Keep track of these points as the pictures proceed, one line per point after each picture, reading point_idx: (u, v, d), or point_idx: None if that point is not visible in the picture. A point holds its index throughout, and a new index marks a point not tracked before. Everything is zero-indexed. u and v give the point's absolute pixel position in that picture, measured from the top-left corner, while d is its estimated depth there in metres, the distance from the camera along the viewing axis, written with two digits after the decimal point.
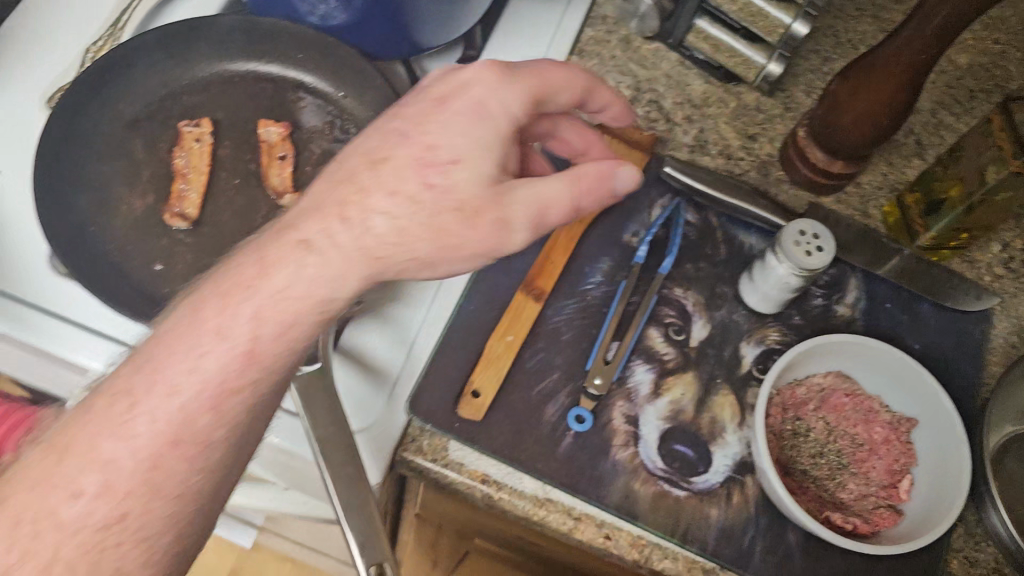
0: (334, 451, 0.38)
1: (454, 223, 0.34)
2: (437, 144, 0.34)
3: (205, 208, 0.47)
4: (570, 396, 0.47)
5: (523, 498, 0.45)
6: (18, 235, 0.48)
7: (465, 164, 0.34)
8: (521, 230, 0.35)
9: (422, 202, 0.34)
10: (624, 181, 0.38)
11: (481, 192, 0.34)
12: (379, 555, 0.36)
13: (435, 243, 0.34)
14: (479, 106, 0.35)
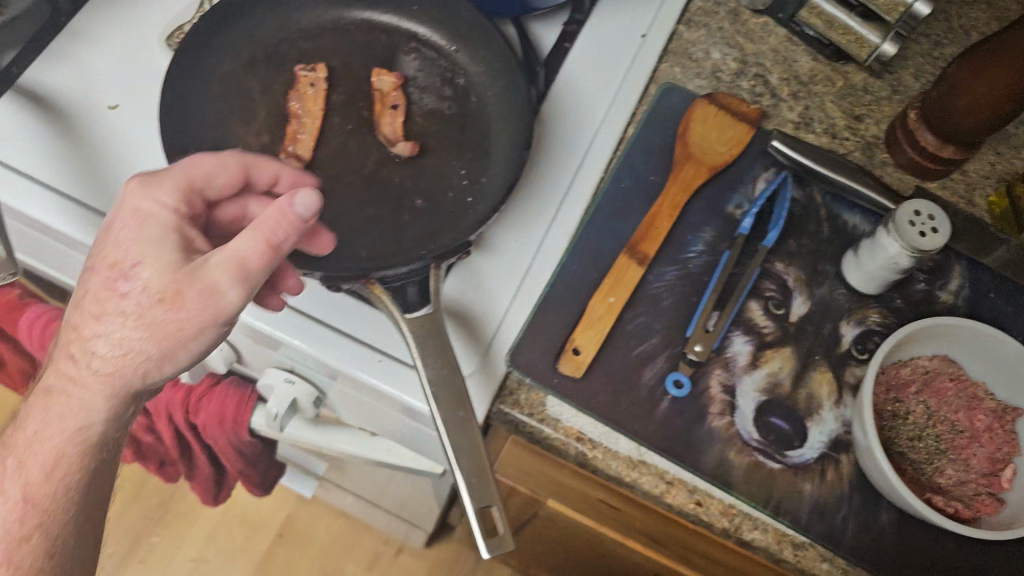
0: (444, 394, 0.39)
1: (158, 312, 0.36)
2: (120, 258, 0.37)
3: (318, 151, 0.48)
4: (668, 361, 0.47)
5: (617, 458, 0.45)
6: (137, 165, 0.49)
7: (151, 265, 0.37)
8: (229, 286, 0.36)
9: (161, 308, 0.36)
10: (300, 202, 0.36)
11: (176, 275, 0.36)
12: (488, 499, 0.37)
13: (166, 339, 0.37)
14: (137, 213, 0.37)
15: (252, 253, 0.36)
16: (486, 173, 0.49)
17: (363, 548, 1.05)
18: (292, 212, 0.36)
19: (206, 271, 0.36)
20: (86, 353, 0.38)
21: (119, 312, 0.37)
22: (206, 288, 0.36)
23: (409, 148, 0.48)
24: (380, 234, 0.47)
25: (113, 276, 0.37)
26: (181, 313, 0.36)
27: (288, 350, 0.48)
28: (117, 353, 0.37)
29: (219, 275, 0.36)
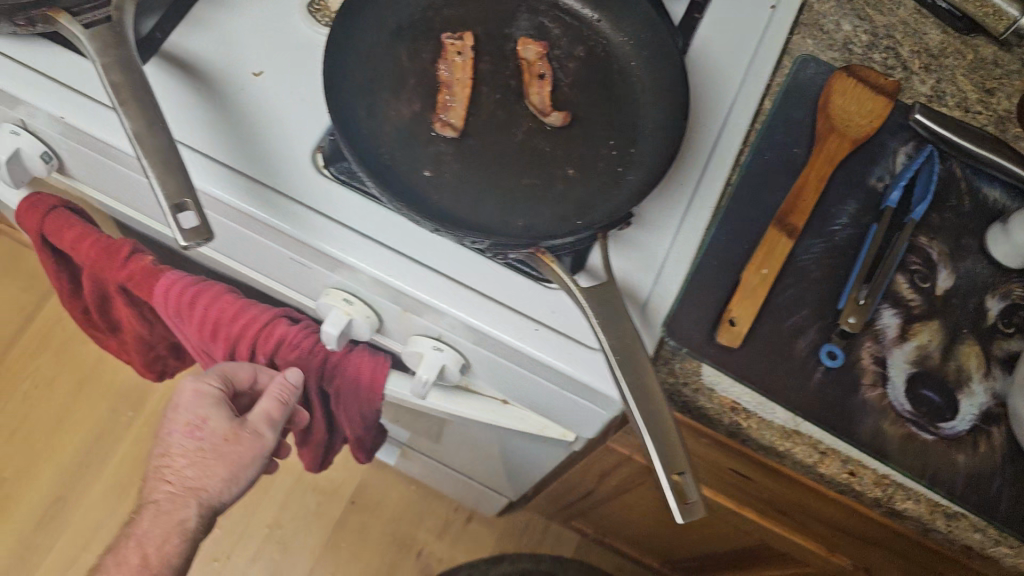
0: (627, 366, 0.40)
1: (227, 447, 0.56)
2: (187, 424, 0.56)
3: (470, 120, 0.48)
4: (819, 333, 0.47)
5: (771, 428, 0.46)
6: (287, 133, 0.49)
7: (206, 428, 0.55)
8: (268, 431, 0.57)
9: (229, 445, 0.56)
10: (292, 376, 0.55)
11: (228, 429, 0.56)
12: (679, 466, 0.38)
13: (229, 468, 0.56)
14: (184, 400, 0.55)
15: (270, 408, 0.55)
16: (636, 144, 0.49)
17: (432, 517, 1.07)
18: (288, 382, 0.55)
19: (245, 427, 0.56)
20: (183, 474, 0.56)
21: (200, 446, 0.56)
22: (255, 437, 0.57)
23: (562, 118, 0.48)
24: (535, 203, 0.47)
25: (175, 425, 0.56)
26: (239, 454, 0.56)
27: (440, 317, 0.49)
28: (204, 475, 0.56)
29: (256, 426, 0.56)
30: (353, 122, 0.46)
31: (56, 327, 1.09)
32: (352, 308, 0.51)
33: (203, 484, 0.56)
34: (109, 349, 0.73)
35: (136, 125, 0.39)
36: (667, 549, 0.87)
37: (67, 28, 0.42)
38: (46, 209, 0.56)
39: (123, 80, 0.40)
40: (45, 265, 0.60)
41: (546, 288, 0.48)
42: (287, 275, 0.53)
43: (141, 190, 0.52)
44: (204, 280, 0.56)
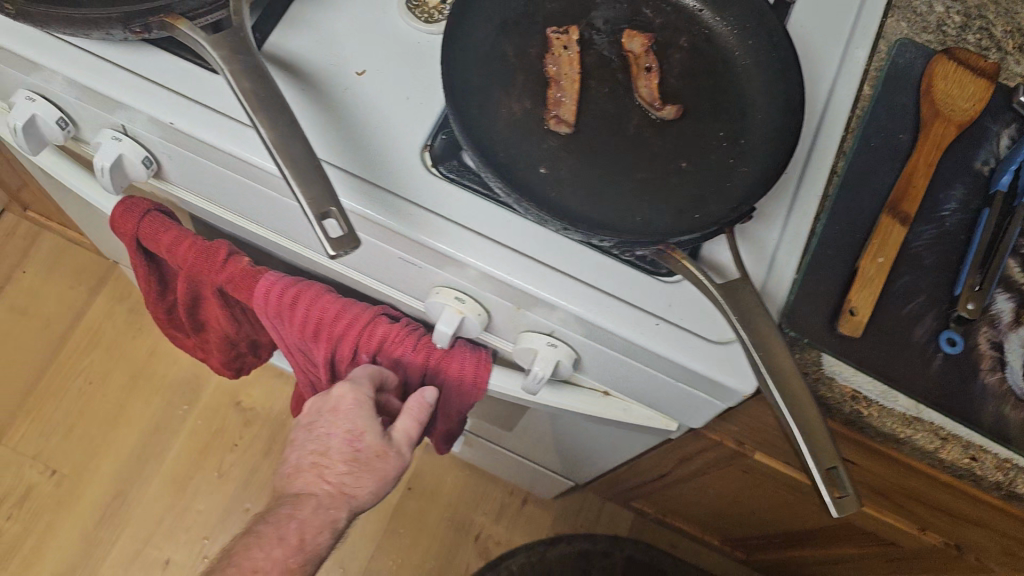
0: (770, 363, 0.41)
1: (378, 462, 0.55)
2: (349, 431, 0.53)
3: (582, 115, 0.48)
4: (937, 320, 0.48)
5: (892, 415, 0.46)
6: (395, 132, 0.49)
7: (366, 437, 0.54)
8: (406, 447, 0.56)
9: (378, 458, 0.55)
10: (429, 394, 0.55)
11: (381, 443, 0.55)
12: (830, 461, 0.39)
13: (376, 478, 0.55)
14: (344, 407, 0.53)
15: (412, 425, 0.55)
16: (746, 133, 0.48)
17: (489, 501, 1.11)
18: (425, 400, 0.55)
19: (391, 441, 0.55)
20: (341, 478, 0.54)
21: (355, 455, 0.54)
22: (399, 449, 0.56)
23: (674, 112, 0.48)
24: (651, 197, 0.46)
25: (329, 430, 0.53)
26: (385, 464, 0.55)
27: (553, 312, 0.49)
28: (358, 483, 0.55)
29: (403, 440, 0.55)
30: (470, 120, 0.45)
31: (101, 330, 1.17)
32: (467, 306, 0.51)
33: (353, 489, 0.55)
34: (185, 346, 0.74)
35: (273, 133, 0.39)
36: (732, 529, 0.89)
37: (187, 34, 0.42)
38: (141, 213, 0.56)
39: (252, 88, 0.40)
40: (135, 268, 0.60)
41: (662, 281, 0.48)
42: (390, 274, 0.53)
43: (243, 193, 0.51)
44: (303, 280, 0.56)
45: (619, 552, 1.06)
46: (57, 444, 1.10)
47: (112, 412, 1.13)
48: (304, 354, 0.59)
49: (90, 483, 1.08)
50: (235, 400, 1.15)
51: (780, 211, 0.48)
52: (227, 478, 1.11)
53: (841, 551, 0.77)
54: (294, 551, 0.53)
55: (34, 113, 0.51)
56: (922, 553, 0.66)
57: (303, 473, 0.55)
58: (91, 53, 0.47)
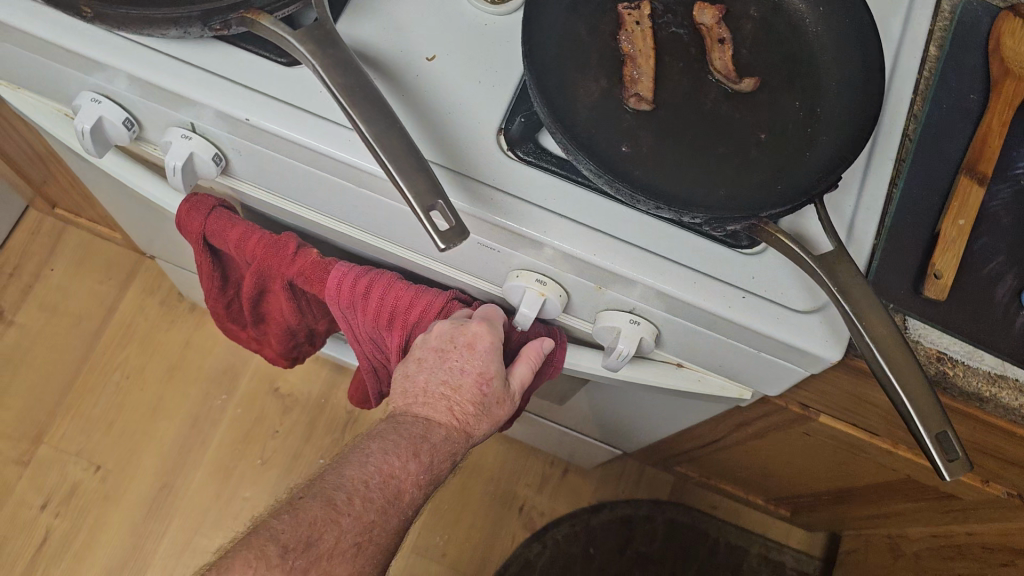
0: (876, 317, 0.41)
1: (498, 407, 0.54)
2: (479, 373, 0.52)
3: (660, 91, 0.48)
4: (1017, 279, 0.48)
5: (977, 374, 0.46)
6: (469, 118, 0.49)
7: (494, 379, 0.52)
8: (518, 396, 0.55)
9: (499, 402, 0.54)
10: (547, 344, 0.54)
11: (505, 389, 0.53)
12: (938, 427, 0.39)
13: (491, 420, 0.54)
14: (481, 348, 0.51)
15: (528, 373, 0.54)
16: (820, 103, 0.49)
17: (530, 472, 1.17)
18: (542, 350, 0.54)
19: (511, 388, 0.54)
20: (466, 413, 0.53)
21: (481, 397, 0.53)
22: (513, 398, 0.54)
23: (751, 84, 0.48)
24: (734, 172, 0.46)
25: (462, 366, 0.51)
26: (501, 411, 0.54)
27: (632, 287, 0.48)
28: (482, 419, 0.53)
29: (519, 387, 0.54)
30: (553, 102, 0.46)
31: (133, 326, 1.18)
32: (546, 288, 0.51)
33: (471, 427, 0.54)
34: (240, 338, 0.74)
35: (373, 128, 0.39)
36: (778, 488, 0.92)
37: (269, 30, 0.42)
38: (207, 210, 0.56)
39: (347, 83, 0.40)
40: (198, 265, 0.60)
41: (741, 254, 0.48)
42: (464, 258, 0.53)
43: (315, 186, 0.51)
44: (373, 269, 0.55)
45: (660, 516, 1.17)
46: (100, 439, 1.12)
47: (153, 405, 1.14)
48: (373, 341, 0.59)
49: (135, 475, 1.10)
50: (272, 386, 1.17)
51: (857, 178, 0.48)
52: (271, 463, 1.13)
53: (893, 502, 0.80)
54: (423, 469, 0.51)
55: (102, 115, 0.50)
56: (983, 505, 0.68)
57: (428, 401, 0.52)
58: (164, 55, 0.46)
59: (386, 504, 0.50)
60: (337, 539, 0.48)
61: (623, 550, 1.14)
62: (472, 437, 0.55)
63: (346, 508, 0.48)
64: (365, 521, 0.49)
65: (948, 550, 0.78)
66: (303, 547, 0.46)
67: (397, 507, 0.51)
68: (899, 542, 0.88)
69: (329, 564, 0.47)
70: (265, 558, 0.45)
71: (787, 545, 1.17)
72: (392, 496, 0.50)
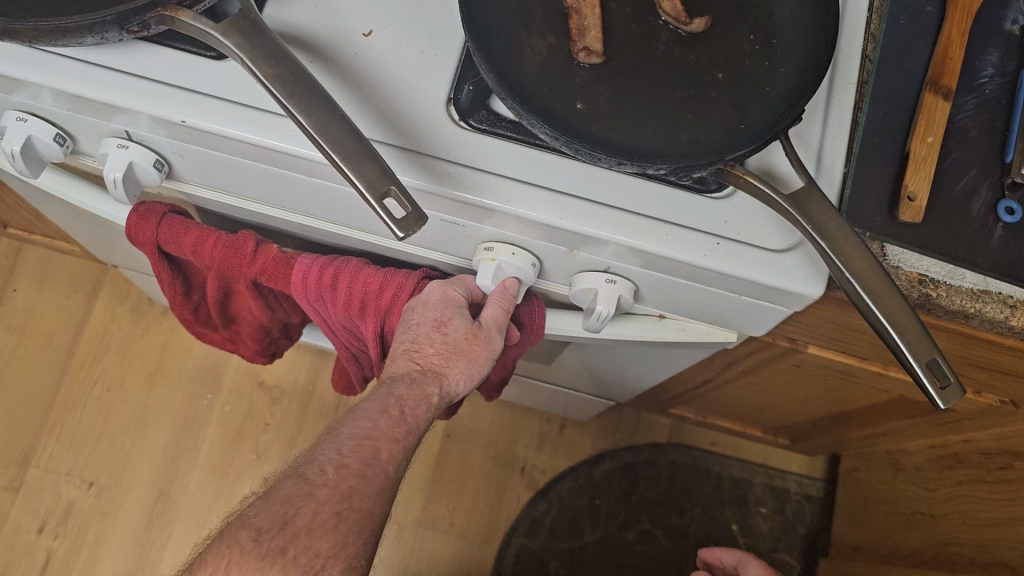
0: (852, 242, 0.40)
1: (471, 346, 0.52)
2: (434, 320, 0.50)
3: (609, 43, 0.46)
4: (991, 191, 0.47)
5: (960, 293, 0.46)
6: (414, 91, 0.47)
7: (455, 322, 0.51)
8: (501, 335, 0.53)
9: (470, 341, 0.51)
10: (512, 283, 0.52)
11: (475, 330, 0.51)
12: (928, 354, 0.38)
13: (469, 360, 0.52)
14: (430, 301, 0.51)
15: (501, 313, 0.52)
16: (776, 34, 0.47)
17: (528, 433, 1.17)
18: (511, 290, 0.52)
19: (483, 326, 0.52)
20: (431, 359, 0.52)
21: (444, 342, 0.51)
22: (491, 340, 0.52)
23: (704, 24, 0.46)
24: (693, 117, 0.45)
25: (415, 321, 0.51)
26: (477, 353, 0.52)
27: (604, 247, 0.47)
28: (453, 361, 0.52)
29: (493, 327, 0.52)
30: (499, 66, 0.44)
31: (108, 337, 1.16)
32: (495, 253, 0.50)
33: (445, 371, 0.52)
34: (213, 340, 0.72)
35: (310, 118, 0.37)
36: (776, 419, 0.93)
37: (191, 26, 0.40)
38: (158, 217, 0.53)
39: (279, 72, 0.38)
40: (157, 274, 0.58)
41: (711, 198, 0.47)
42: (428, 236, 0.52)
43: (266, 181, 0.49)
44: (338, 258, 0.54)
45: (661, 459, 1.17)
46: (90, 454, 1.10)
47: (140, 413, 1.13)
48: (349, 330, 0.58)
49: (131, 487, 1.09)
50: (257, 380, 1.16)
51: (819, 107, 0.47)
52: (267, 457, 1.12)
53: (888, 420, 0.80)
54: (396, 423, 0.50)
55: (30, 133, 0.48)
56: (976, 413, 0.68)
57: (391, 362, 0.53)
58: (87, 63, 0.44)
59: (364, 467, 0.48)
60: (315, 511, 0.46)
61: (628, 496, 1.15)
62: (450, 385, 0.53)
63: (320, 479, 0.47)
64: (343, 490, 0.47)
65: (947, 460, 0.78)
66: (278, 527, 0.45)
67: (377, 467, 0.49)
68: (899, 456, 0.88)
69: (310, 540, 0.45)
70: (238, 547, 0.44)
71: (789, 471, 1.18)
72: (369, 458, 0.49)
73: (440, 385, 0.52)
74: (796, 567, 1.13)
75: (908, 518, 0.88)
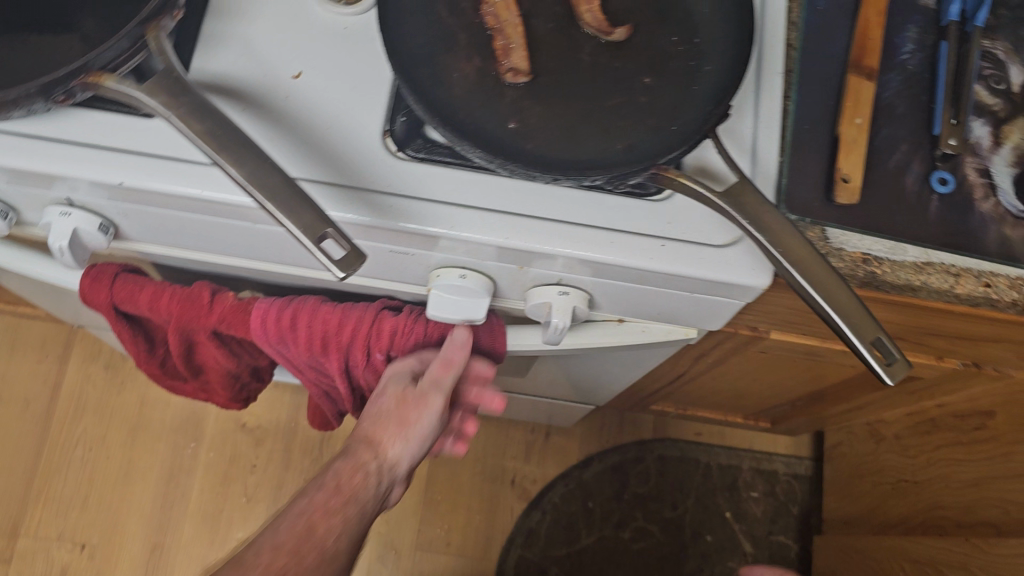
0: (786, 233, 0.40)
1: (401, 406, 0.53)
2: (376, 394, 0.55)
3: (534, 60, 0.47)
4: (923, 164, 0.48)
5: (905, 267, 0.46)
6: (350, 128, 0.47)
7: (391, 387, 0.54)
8: (439, 391, 0.54)
9: (402, 401, 0.53)
10: (457, 335, 0.54)
11: (408, 392, 0.53)
12: (872, 334, 0.39)
13: (401, 421, 0.54)
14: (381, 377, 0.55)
15: (439, 370, 0.53)
16: (698, 33, 0.48)
17: (516, 445, 1.17)
18: (458, 342, 0.54)
19: (418, 390, 0.53)
20: (366, 429, 0.55)
21: (380, 408, 0.54)
22: (425, 401, 0.53)
23: (625, 31, 0.47)
24: (624, 124, 0.46)
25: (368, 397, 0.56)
26: (412, 417, 0.54)
27: (553, 261, 0.47)
28: (386, 424, 0.54)
29: (425, 388, 0.53)
30: (427, 96, 0.44)
31: (84, 398, 1.15)
32: (438, 278, 0.50)
33: (381, 438, 0.55)
34: (184, 392, 0.71)
35: (242, 170, 0.38)
36: (755, 404, 0.93)
37: (115, 89, 0.40)
38: (110, 278, 0.53)
39: (206, 128, 0.39)
40: (117, 333, 0.58)
41: (651, 201, 0.47)
42: (381, 268, 0.52)
43: (212, 232, 0.49)
44: (295, 298, 0.54)
45: (649, 455, 1.18)
46: (79, 517, 1.09)
47: (125, 469, 1.12)
48: (315, 369, 0.58)
49: (123, 544, 1.09)
50: (239, 423, 1.15)
51: (749, 101, 0.48)
52: (257, 499, 1.12)
53: (862, 397, 0.81)
54: (333, 495, 0.53)
55: None
56: (945, 380, 0.68)
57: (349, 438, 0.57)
58: (18, 135, 0.44)
59: (299, 540, 0.50)
60: None
61: (620, 495, 1.15)
62: (387, 451, 0.55)
63: (253, 561, 0.48)
64: (275, 568, 0.48)
65: (924, 425, 0.80)
66: None
67: (314, 539, 0.51)
68: (879, 426, 0.90)
69: None
70: None
71: (776, 453, 1.19)
72: (303, 532, 0.50)
73: (376, 452, 0.55)
74: (793, 547, 1.15)
75: (893, 486, 0.89)
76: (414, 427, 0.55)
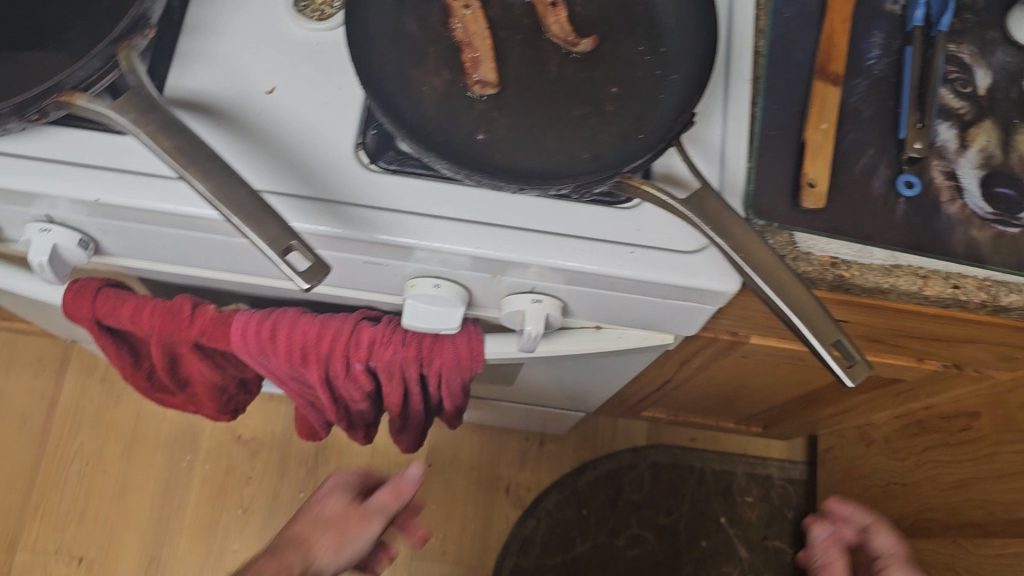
0: (747, 238, 0.41)
1: (349, 521, 0.66)
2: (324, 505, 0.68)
3: (502, 72, 0.47)
4: (890, 168, 0.49)
5: (874, 270, 0.47)
6: (322, 141, 0.48)
7: (344, 506, 0.67)
8: (375, 520, 0.65)
9: (343, 523, 0.65)
10: (412, 470, 0.66)
11: (355, 511, 0.66)
12: (833, 336, 0.39)
13: (337, 537, 0.64)
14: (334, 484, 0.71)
15: (388, 496, 0.67)
16: (665, 42, 0.48)
17: (510, 453, 1.17)
18: (409, 477, 0.66)
19: (363, 508, 0.66)
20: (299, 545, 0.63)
21: (325, 523, 0.65)
22: (366, 524, 0.65)
23: (591, 42, 0.48)
24: (592, 133, 0.46)
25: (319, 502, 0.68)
26: (351, 531, 0.65)
27: (527, 269, 0.48)
28: (323, 539, 0.64)
29: (373, 508, 0.66)
30: (396, 110, 0.45)
31: (80, 412, 1.16)
32: (413, 285, 0.51)
33: (314, 545, 0.63)
34: (173, 404, 0.72)
35: (209, 185, 0.38)
36: (744, 409, 0.93)
37: (88, 108, 0.41)
38: (92, 293, 0.54)
39: (173, 144, 0.39)
40: (102, 347, 0.58)
41: (621, 209, 0.48)
42: (358, 279, 0.53)
43: (191, 245, 0.50)
44: (275, 310, 0.55)
45: (643, 462, 1.18)
46: (76, 530, 1.10)
47: (121, 483, 1.13)
48: (298, 380, 0.59)
49: (120, 557, 1.09)
50: (234, 435, 1.16)
51: (716, 109, 0.49)
52: (252, 511, 1.12)
53: (850, 400, 0.81)
54: None
55: None
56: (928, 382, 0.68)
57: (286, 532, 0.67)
58: None
59: None
60: None
61: (614, 502, 1.15)
62: (316, 557, 0.63)
63: None
64: None
65: (912, 428, 0.81)
66: None
67: None
68: (870, 429, 0.90)
69: None
70: None
71: (770, 458, 1.20)
72: None
73: (305, 557, 0.62)
74: (788, 552, 1.15)
75: (884, 489, 0.89)
76: (342, 548, 0.64)
